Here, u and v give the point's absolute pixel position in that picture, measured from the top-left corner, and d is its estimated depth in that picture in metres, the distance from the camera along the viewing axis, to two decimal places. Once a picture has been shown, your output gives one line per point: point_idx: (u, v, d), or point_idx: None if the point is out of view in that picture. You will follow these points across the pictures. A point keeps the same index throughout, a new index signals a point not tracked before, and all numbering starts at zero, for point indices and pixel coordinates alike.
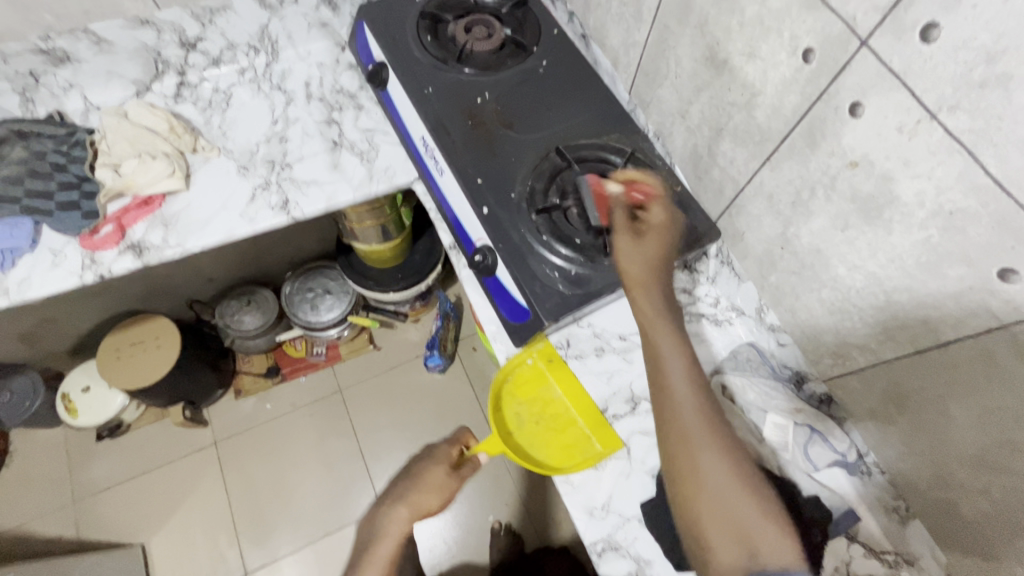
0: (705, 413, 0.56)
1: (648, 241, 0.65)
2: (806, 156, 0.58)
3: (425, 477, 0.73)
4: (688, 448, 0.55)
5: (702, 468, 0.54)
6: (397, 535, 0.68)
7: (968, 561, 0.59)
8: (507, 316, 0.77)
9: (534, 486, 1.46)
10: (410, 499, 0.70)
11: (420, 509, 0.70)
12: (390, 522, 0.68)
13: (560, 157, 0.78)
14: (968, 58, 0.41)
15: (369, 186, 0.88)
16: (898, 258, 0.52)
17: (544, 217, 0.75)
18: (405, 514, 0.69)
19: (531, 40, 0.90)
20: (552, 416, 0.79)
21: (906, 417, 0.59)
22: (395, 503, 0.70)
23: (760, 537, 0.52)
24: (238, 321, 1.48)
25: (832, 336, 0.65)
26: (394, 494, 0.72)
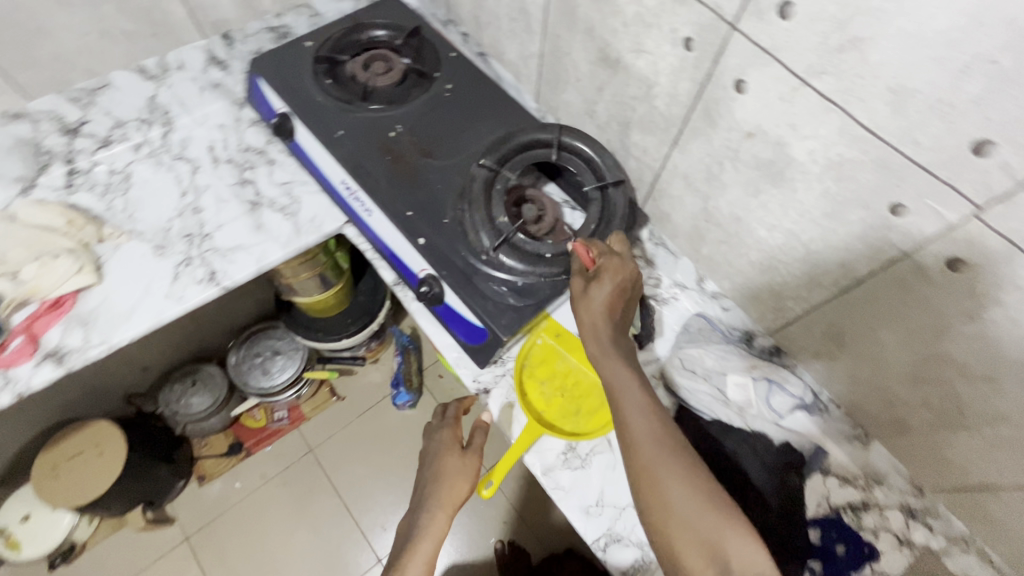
0: (665, 440, 0.53)
1: (596, 293, 0.63)
2: (708, 134, 0.62)
3: (450, 472, 0.73)
4: (647, 475, 0.52)
5: (668, 494, 0.51)
6: (433, 537, 0.68)
7: (926, 466, 0.65)
8: (465, 339, 0.77)
9: (529, 497, 1.44)
10: (442, 494, 0.72)
11: (453, 504, 0.72)
12: (428, 525, 0.69)
13: (489, 166, 0.77)
14: (823, 28, 0.46)
15: (298, 240, 0.86)
16: (806, 211, 0.57)
17: (503, 247, 0.74)
18: (441, 510, 0.70)
19: (431, 67, 0.92)
20: (575, 385, 0.79)
21: (845, 351, 0.64)
22: (431, 505, 0.71)
23: (730, 543, 0.49)
24: (186, 404, 1.40)
25: (767, 292, 0.69)
26: (423, 494, 0.72)
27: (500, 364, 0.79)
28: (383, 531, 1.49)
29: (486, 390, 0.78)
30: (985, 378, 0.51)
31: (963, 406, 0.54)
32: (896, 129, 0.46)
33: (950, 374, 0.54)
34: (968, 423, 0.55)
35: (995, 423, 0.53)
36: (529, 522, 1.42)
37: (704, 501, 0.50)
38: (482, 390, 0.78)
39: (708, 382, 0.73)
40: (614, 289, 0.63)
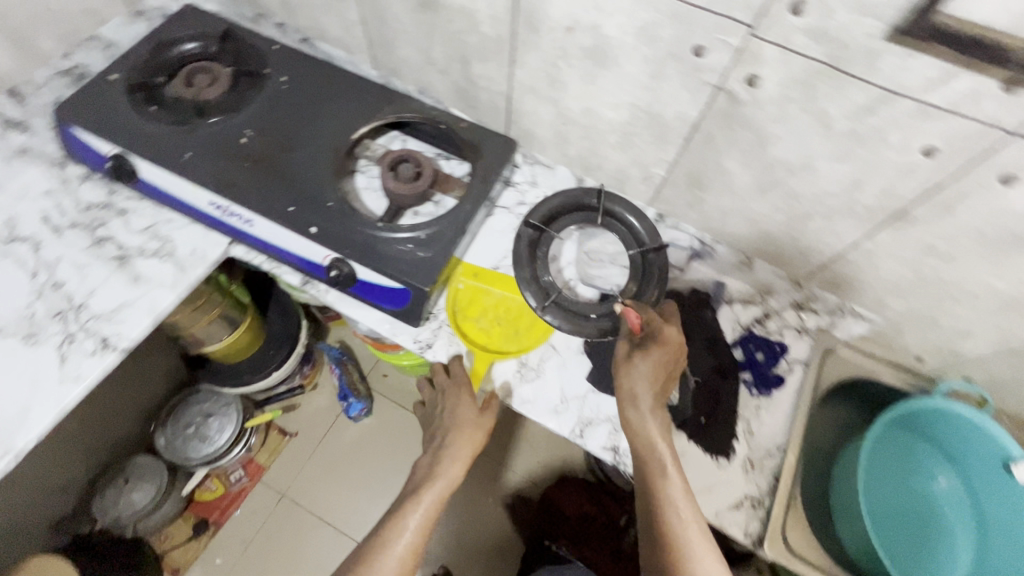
0: (671, 502, 0.65)
1: (646, 355, 0.71)
2: (536, 42, 0.67)
3: (467, 423, 0.78)
4: (648, 500, 0.67)
5: (655, 514, 0.66)
6: (443, 479, 0.74)
7: (796, 263, 0.79)
8: (391, 307, 0.79)
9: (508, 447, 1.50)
10: (456, 441, 0.77)
11: (469, 456, 0.77)
12: (448, 467, 0.75)
13: (530, 228, 0.83)
14: None
15: (186, 277, 0.82)
16: (635, 81, 0.64)
17: (550, 306, 0.81)
18: (457, 459, 0.76)
19: (259, 65, 0.89)
20: (506, 312, 0.85)
21: (709, 192, 0.75)
22: (451, 453, 0.77)
23: (698, 558, 0.62)
24: (128, 503, 1.29)
25: (634, 168, 0.78)
26: (441, 440, 0.79)
27: (434, 317, 0.82)
28: None
29: (429, 346, 0.81)
30: (807, 168, 0.62)
31: (802, 198, 0.66)
32: None
33: (784, 176, 0.65)
34: (810, 211, 0.67)
35: (826, 202, 0.65)
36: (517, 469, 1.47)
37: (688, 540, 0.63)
38: (426, 347, 0.81)
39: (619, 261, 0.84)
40: (661, 360, 0.72)
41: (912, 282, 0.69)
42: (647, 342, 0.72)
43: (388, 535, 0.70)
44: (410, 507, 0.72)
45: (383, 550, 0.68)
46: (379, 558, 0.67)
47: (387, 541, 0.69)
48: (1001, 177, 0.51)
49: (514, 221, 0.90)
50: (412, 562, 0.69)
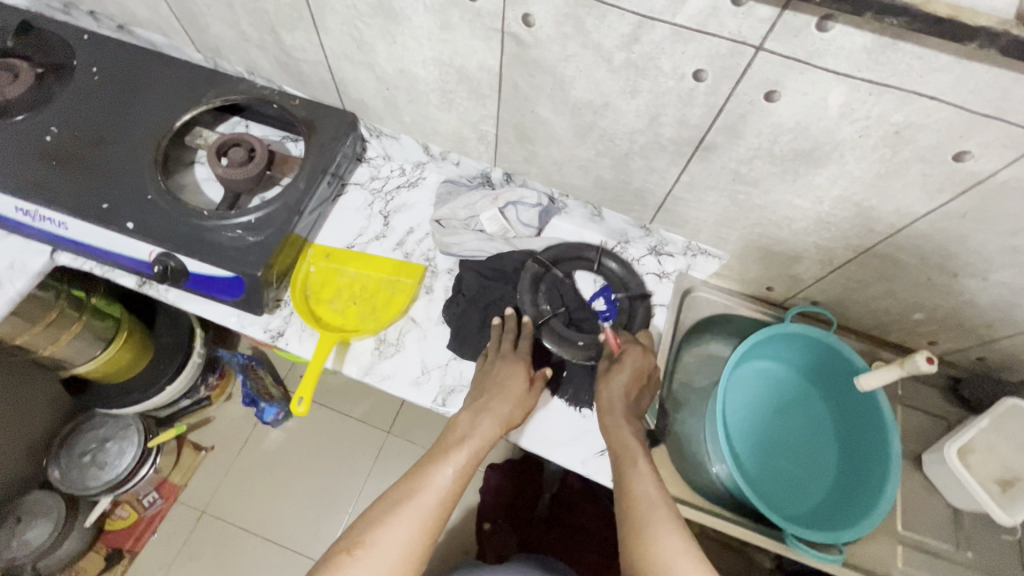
0: (654, 513, 0.56)
1: (618, 368, 0.69)
2: (328, 3, 0.64)
3: (509, 391, 0.67)
4: (627, 525, 0.57)
5: (637, 538, 0.55)
6: (483, 439, 0.63)
7: (638, 208, 0.80)
8: (230, 298, 0.75)
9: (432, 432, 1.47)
10: (494, 408, 0.66)
11: (508, 425, 0.66)
12: (484, 429, 0.64)
13: (537, 261, 0.80)
14: None
15: (5, 292, 0.76)
16: (429, 34, 0.62)
17: (545, 328, 0.76)
18: (497, 426, 0.65)
19: (66, 57, 0.83)
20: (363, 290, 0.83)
21: (540, 145, 0.74)
22: (490, 416, 0.65)
23: None
24: (23, 542, 1.22)
25: (466, 128, 0.77)
26: (479, 401, 0.67)
27: (284, 305, 0.80)
28: (315, 538, 1.45)
29: (280, 334, 0.78)
30: (607, 107, 0.62)
31: (615, 139, 0.66)
32: None
33: (592, 118, 0.65)
34: (626, 152, 0.68)
35: (636, 141, 0.66)
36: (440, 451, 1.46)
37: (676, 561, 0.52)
38: (276, 336, 0.78)
39: (469, 228, 0.84)
40: (636, 372, 0.69)
41: (736, 211, 0.70)
42: (619, 357, 0.70)
43: (417, 490, 0.58)
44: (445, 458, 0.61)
45: (413, 505, 0.57)
46: (406, 516, 0.56)
47: (418, 493, 0.58)
48: (765, 92, 0.52)
49: (366, 196, 0.89)
50: (438, 524, 0.57)
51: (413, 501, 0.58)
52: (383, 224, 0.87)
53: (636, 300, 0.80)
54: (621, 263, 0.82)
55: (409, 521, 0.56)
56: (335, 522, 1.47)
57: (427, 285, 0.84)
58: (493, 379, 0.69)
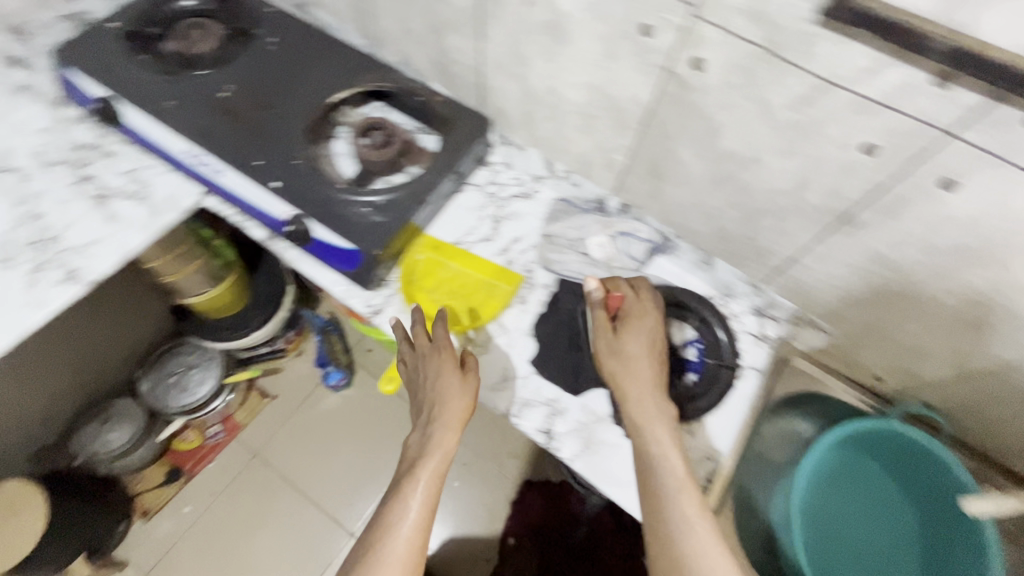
0: (676, 501, 0.62)
1: (623, 336, 0.72)
2: (499, 14, 0.67)
3: (450, 389, 0.71)
4: (653, 509, 0.63)
5: (663, 523, 0.61)
6: (441, 452, 0.67)
7: (754, 264, 0.77)
8: (343, 268, 0.80)
9: (480, 435, 1.45)
10: (442, 404, 0.70)
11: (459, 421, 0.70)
12: (439, 443, 0.67)
13: None
14: None
15: (158, 220, 0.85)
16: (591, 59, 0.63)
17: None
18: (450, 430, 0.69)
19: (252, 25, 0.92)
20: (461, 288, 0.85)
21: (667, 182, 0.73)
22: (442, 426, 0.68)
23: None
24: (105, 442, 1.34)
25: (596, 152, 0.77)
26: (427, 405, 0.70)
27: (387, 284, 0.84)
28: (349, 506, 1.51)
29: (378, 312, 0.82)
30: (753, 160, 0.61)
31: (753, 193, 0.65)
32: None
33: (733, 168, 0.64)
34: (761, 208, 0.66)
35: (775, 200, 0.63)
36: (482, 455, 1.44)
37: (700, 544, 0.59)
38: (375, 313, 0.82)
39: (574, 248, 0.85)
40: (639, 344, 0.72)
41: (865, 291, 0.66)
42: (623, 324, 0.74)
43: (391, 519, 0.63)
44: (413, 482, 0.65)
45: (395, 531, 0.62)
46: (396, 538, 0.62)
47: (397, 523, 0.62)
48: (940, 179, 0.49)
49: (482, 200, 0.90)
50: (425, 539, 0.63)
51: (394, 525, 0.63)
52: (491, 228, 0.88)
53: (724, 368, 0.77)
54: (727, 332, 0.78)
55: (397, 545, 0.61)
56: (370, 493, 1.54)
57: (523, 296, 0.84)
58: (431, 376, 0.72)
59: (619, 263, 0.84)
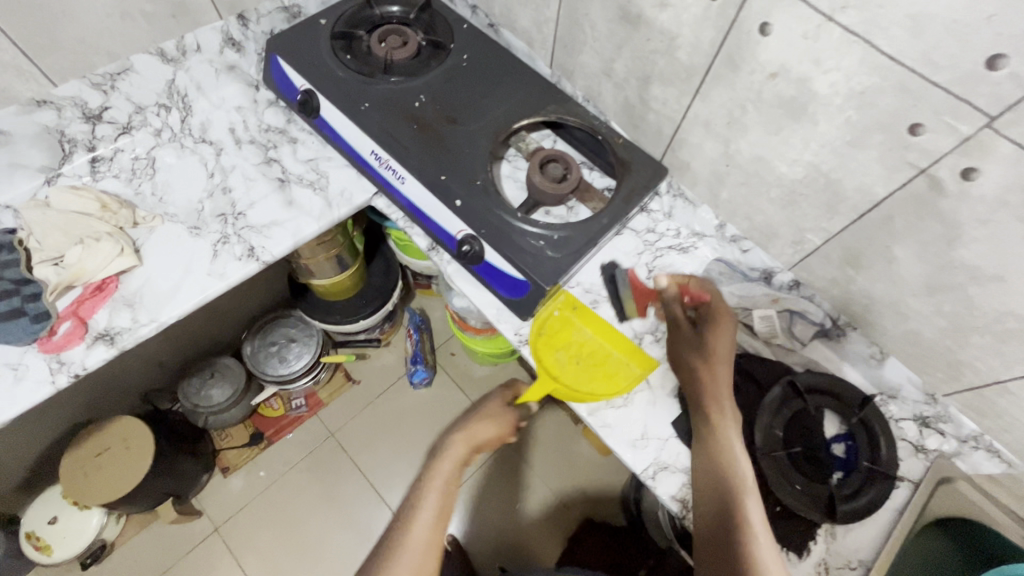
0: (731, 488, 0.62)
1: (704, 334, 0.74)
2: (731, 80, 0.65)
3: (483, 413, 0.81)
4: (704, 493, 0.65)
5: (715, 507, 0.62)
6: (452, 460, 0.74)
7: (937, 373, 0.72)
8: (506, 294, 0.81)
9: (555, 453, 1.51)
10: (468, 430, 0.78)
11: (475, 441, 0.78)
12: (451, 450, 0.75)
13: (790, 386, 0.77)
14: None
15: (331, 213, 0.88)
16: (828, 142, 0.61)
17: (770, 458, 0.73)
18: (457, 444, 0.76)
19: (446, 38, 0.94)
20: (590, 356, 0.83)
21: (862, 273, 0.70)
22: (453, 435, 0.77)
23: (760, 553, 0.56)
24: (206, 397, 1.40)
25: (786, 227, 0.74)
26: (450, 426, 0.80)
27: (539, 316, 0.83)
28: None
29: (528, 342, 0.82)
30: (994, 279, 0.57)
31: (976, 309, 0.61)
32: (915, 53, 0.49)
33: (962, 280, 0.60)
34: (979, 325, 0.62)
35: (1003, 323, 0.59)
36: (550, 486, 1.47)
37: (747, 519, 0.59)
38: (523, 343, 0.82)
39: (735, 316, 0.81)
40: (715, 344, 0.72)
41: None
42: (706, 325, 0.75)
43: (410, 521, 0.68)
44: (432, 488, 0.71)
45: (394, 539, 0.67)
46: (384, 554, 0.66)
47: (398, 531, 0.68)
48: None
49: (637, 245, 0.89)
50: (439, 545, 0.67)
51: (403, 525, 0.68)
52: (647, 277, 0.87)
53: (878, 474, 0.74)
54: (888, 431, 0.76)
55: (412, 538, 0.66)
56: None
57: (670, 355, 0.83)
58: (470, 410, 0.82)
59: (780, 340, 0.80)
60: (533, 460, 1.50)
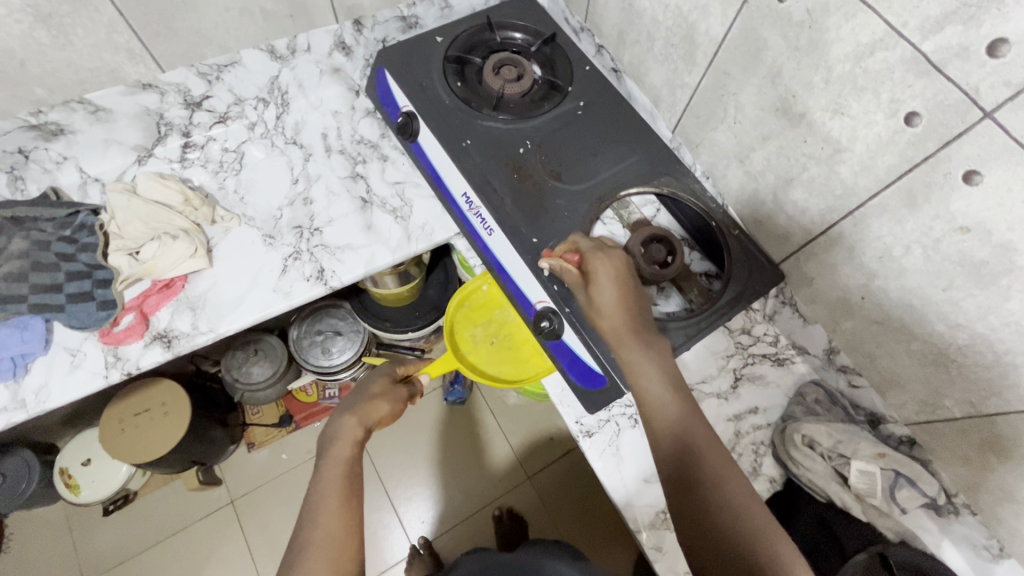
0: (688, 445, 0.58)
1: (597, 298, 0.66)
2: (902, 216, 0.55)
3: (378, 391, 0.74)
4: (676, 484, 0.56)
5: (689, 479, 0.56)
6: (349, 440, 0.65)
7: None
8: (571, 375, 0.75)
9: (579, 505, 1.45)
10: (361, 409, 0.69)
11: (369, 420, 0.69)
12: (339, 428, 0.66)
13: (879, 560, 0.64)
14: None
15: (408, 246, 0.83)
16: (1014, 322, 0.50)
17: None
18: (352, 426, 0.66)
19: (564, 80, 0.86)
20: (509, 336, 0.88)
21: (1008, 466, 0.59)
22: (345, 410, 0.68)
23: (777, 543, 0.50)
24: (247, 373, 1.40)
25: (919, 384, 0.64)
26: (342, 406, 0.70)
27: (606, 409, 0.76)
28: (421, 523, 1.43)
29: (588, 435, 0.75)
30: None
31: None
32: None
33: None
34: None
35: None
36: (568, 533, 1.42)
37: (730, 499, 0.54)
38: (583, 434, 0.75)
39: (827, 460, 0.69)
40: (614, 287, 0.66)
41: None
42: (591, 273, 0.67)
43: (325, 481, 0.60)
44: (333, 467, 0.61)
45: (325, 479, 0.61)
46: (318, 501, 0.58)
47: (326, 469, 0.61)
48: None
49: (728, 345, 0.81)
50: (354, 506, 0.58)
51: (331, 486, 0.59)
52: (730, 385, 0.80)
53: None
54: None
55: (322, 524, 0.55)
56: (444, 517, 1.44)
57: None
58: (359, 390, 0.73)
59: (876, 504, 0.67)
60: (551, 505, 1.45)
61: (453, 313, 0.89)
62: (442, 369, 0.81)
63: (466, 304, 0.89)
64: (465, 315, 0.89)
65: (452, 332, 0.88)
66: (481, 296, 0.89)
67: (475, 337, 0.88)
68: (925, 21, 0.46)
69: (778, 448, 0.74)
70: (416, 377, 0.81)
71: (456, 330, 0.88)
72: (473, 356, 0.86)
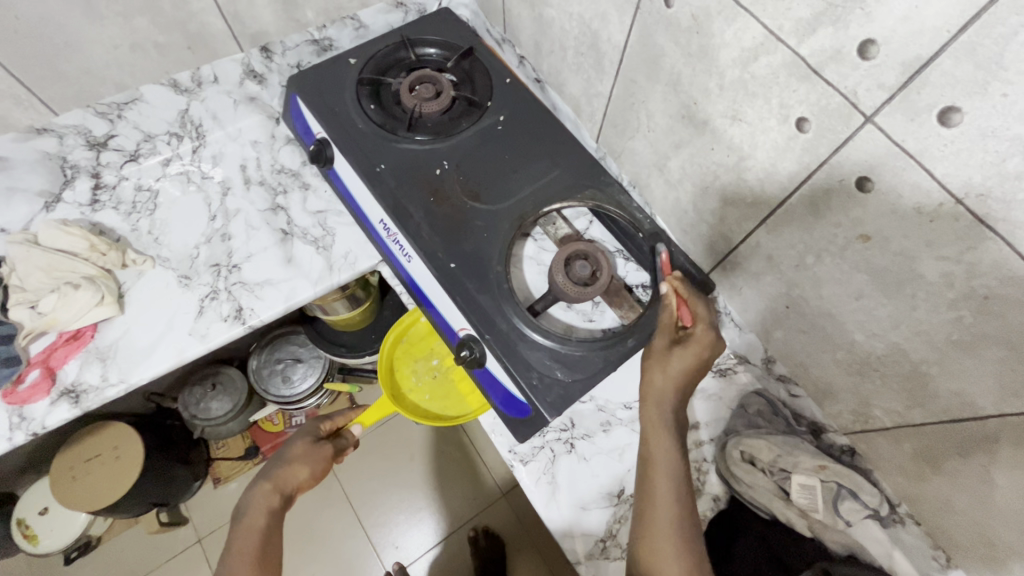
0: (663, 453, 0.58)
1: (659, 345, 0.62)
2: (808, 224, 0.52)
3: (297, 454, 0.69)
4: (663, 524, 0.54)
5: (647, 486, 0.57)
6: (263, 511, 0.62)
7: None
8: (503, 409, 0.72)
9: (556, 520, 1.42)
10: (278, 475, 0.65)
11: (286, 486, 0.65)
12: (251, 499, 0.63)
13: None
14: (999, 147, 0.36)
15: (330, 277, 0.80)
16: (924, 331, 0.48)
17: None
18: (264, 497, 0.63)
19: (482, 95, 0.82)
20: (451, 369, 0.85)
21: (941, 476, 0.55)
22: (260, 478, 0.65)
23: None
24: (205, 410, 1.36)
25: (850, 394, 0.61)
26: (260, 473, 0.67)
27: (540, 435, 0.74)
28: (395, 548, 1.39)
29: (523, 463, 0.73)
30: None
31: None
32: None
33: None
34: None
35: None
36: (546, 548, 1.40)
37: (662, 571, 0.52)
38: (518, 462, 0.73)
39: (767, 475, 0.66)
40: (691, 364, 0.61)
41: None
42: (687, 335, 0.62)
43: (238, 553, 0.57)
44: (245, 538, 0.59)
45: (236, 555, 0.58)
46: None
47: (236, 543, 0.59)
48: None
49: None
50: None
51: (244, 558, 0.57)
52: None
53: None
54: None
55: None
56: (419, 540, 1.40)
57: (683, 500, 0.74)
58: (279, 453, 0.69)
59: (819, 517, 0.63)
60: (527, 521, 1.42)
61: (392, 350, 0.87)
62: (376, 416, 0.79)
63: (405, 340, 0.87)
64: (405, 351, 0.87)
65: (392, 371, 0.85)
66: (419, 330, 0.87)
67: (416, 373, 0.85)
68: (798, 23, 0.43)
69: (720, 464, 0.71)
70: (347, 430, 0.78)
71: (397, 367, 0.85)
72: (415, 394, 0.84)
